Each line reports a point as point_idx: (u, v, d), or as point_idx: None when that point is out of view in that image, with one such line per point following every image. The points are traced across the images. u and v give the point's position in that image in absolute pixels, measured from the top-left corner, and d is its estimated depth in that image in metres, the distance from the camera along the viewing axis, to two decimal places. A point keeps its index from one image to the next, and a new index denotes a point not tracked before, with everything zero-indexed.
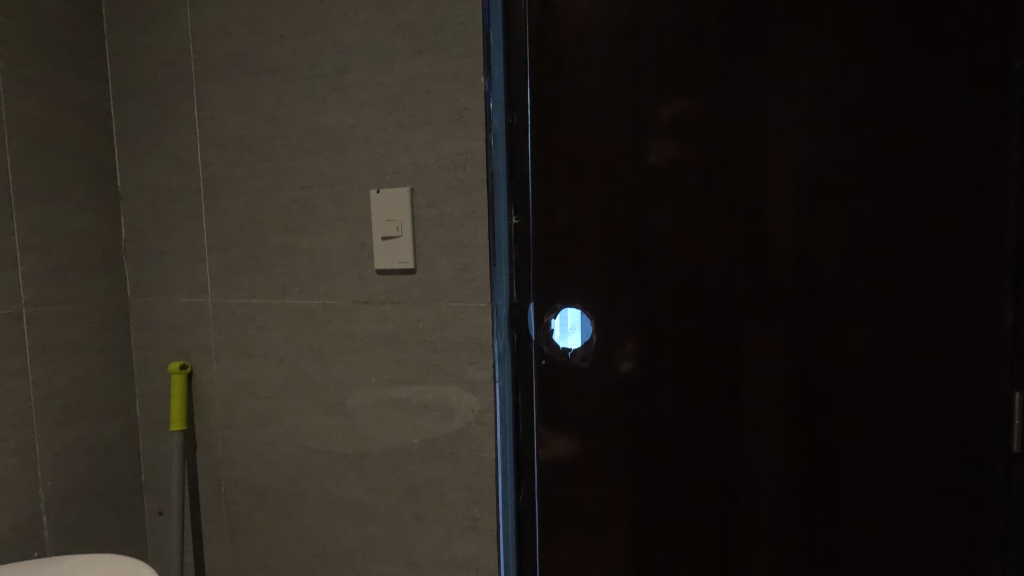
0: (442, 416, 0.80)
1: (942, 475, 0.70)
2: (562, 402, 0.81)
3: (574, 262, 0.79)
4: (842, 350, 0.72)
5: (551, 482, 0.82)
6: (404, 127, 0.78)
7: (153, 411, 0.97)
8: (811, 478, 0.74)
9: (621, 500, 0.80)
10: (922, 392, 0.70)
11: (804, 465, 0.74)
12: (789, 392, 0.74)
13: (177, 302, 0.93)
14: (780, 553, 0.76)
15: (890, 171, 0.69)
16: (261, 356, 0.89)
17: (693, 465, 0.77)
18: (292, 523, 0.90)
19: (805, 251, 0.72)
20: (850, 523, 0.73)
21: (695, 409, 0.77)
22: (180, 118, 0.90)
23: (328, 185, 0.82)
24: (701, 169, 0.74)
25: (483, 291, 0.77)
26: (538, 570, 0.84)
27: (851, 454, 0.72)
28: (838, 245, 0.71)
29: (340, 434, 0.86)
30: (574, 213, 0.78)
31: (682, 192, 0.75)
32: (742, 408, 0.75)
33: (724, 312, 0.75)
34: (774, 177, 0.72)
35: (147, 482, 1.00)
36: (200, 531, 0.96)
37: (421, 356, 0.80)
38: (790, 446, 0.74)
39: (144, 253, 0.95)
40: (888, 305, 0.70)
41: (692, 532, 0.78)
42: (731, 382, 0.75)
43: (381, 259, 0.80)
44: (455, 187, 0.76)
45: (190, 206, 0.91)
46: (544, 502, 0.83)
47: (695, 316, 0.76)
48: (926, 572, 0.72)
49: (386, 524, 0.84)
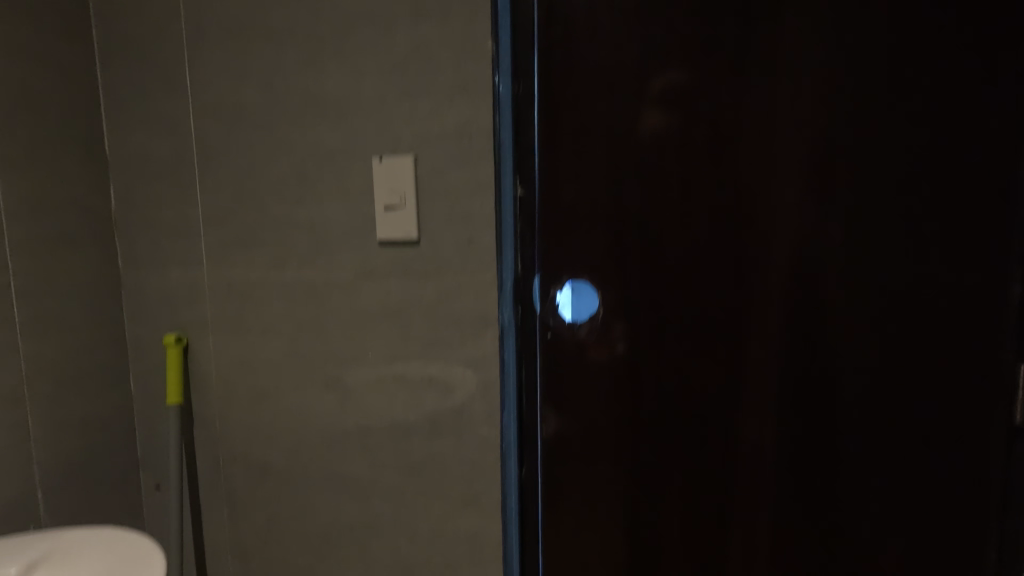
0: (446, 391, 0.79)
1: (945, 448, 0.71)
2: (565, 375, 0.81)
3: (580, 234, 0.78)
4: (851, 326, 0.71)
5: (556, 459, 0.82)
6: (407, 94, 0.75)
7: (148, 386, 0.96)
8: (813, 451, 0.74)
9: (626, 475, 0.80)
10: (930, 366, 0.70)
11: (806, 438, 0.74)
12: (794, 366, 0.74)
13: (171, 275, 0.91)
14: (780, 525, 0.76)
15: (903, 141, 0.68)
16: (258, 331, 0.87)
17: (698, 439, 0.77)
18: (293, 499, 0.89)
19: (814, 226, 0.71)
20: (851, 495, 0.74)
21: (699, 381, 0.76)
22: (171, 84, 0.87)
23: (328, 154, 0.80)
24: (710, 138, 0.72)
25: (488, 264, 0.75)
26: (540, 544, 0.83)
27: (855, 427, 0.72)
28: (849, 217, 0.70)
29: (342, 409, 0.85)
30: (579, 184, 0.77)
31: (690, 165, 0.73)
32: (747, 382, 0.75)
33: (730, 285, 0.74)
34: (785, 147, 0.71)
35: (143, 457, 0.98)
36: (198, 506, 0.96)
37: (425, 330, 0.79)
38: (793, 419, 0.74)
39: (136, 225, 0.93)
40: (898, 278, 0.69)
41: (694, 503, 0.78)
42: (735, 355, 0.75)
43: (382, 231, 0.78)
44: (460, 156, 0.74)
45: (183, 177, 0.88)
46: (546, 476, 0.82)
47: (701, 288, 0.75)
48: (926, 543, 0.73)
49: (388, 499, 0.84)
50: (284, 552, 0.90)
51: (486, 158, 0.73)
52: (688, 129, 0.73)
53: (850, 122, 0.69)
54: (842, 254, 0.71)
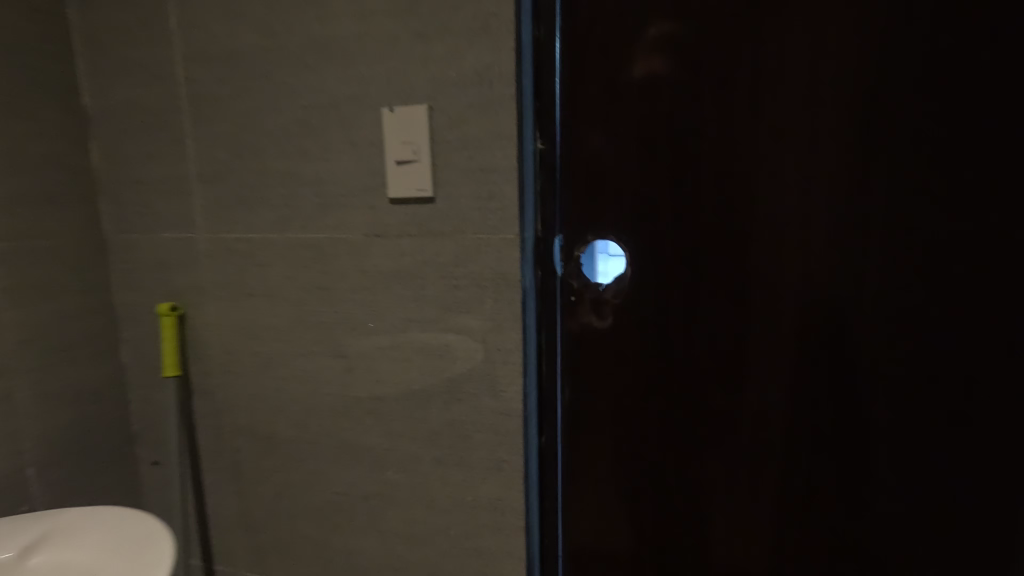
0: (465, 356, 0.76)
1: (978, 409, 0.69)
2: (587, 342, 0.76)
3: (604, 190, 0.72)
4: (888, 284, 0.68)
5: (576, 426, 0.79)
6: (422, 36, 0.69)
7: (143, 357, 0.90)
8: (844, 416, 0.71)
9: (649, 447, 0.77)
10: (965, 324, 0.67)
11: (838, 403, 0.71)
12: (829, 328, 0.70)
13: (162, 238, 0.85)
14: (809, 493, 0.73)
15: (949, 87, 0.63)
16: (261, 296, 0.82)
17: (721, 408, 0.74)
18: (302, 471, 0.85)
19: (847, 183, 0.67)
20: (881, 459, 0.71)
21: (729, 347, 0.72)
22: (156, 27, 0.79)
23: (335, 104, 0.74)
24: (746, 84, 0.67)
25: (511, 221, 0.71)
26: (560, 514, 0.81)
27: (887, 390, 0.70)
28: (889, 169, 0.66)
29: (353, 377, 0.81)
30: (603, 137, 0.71)
31: (718, 117, 0.68)
32: (779, 346, 0.71)
33: (764, 244, 0.70)
34: (827, 93, 0.65)
35: (139, 432, 0.93)
36: (199, 480, 0.91)
37: (442, 292, 0.75)
38: (826, 384, 0.71)
39: (122, 184, 0.86)
40: (935, 234, 0.66)
41: (721, 474, 0.75)
42: (768, 319, 0.71)
43: (395, 186, 0.73)
44: (481, 104, 0.69)
45: (171, 131, 0.81)
46: (567, 446, 0.79)
47: (733, 248, 0.70)
48: (954, 504, 0.71)
49: (405, 468, 0.80)
50: (295, 525, 0.87)
51: (509, 107, 0.68)
52: (715, 79, 0.67)
53: (887, 71, 0.64)
54: (872, 215, 0.67)
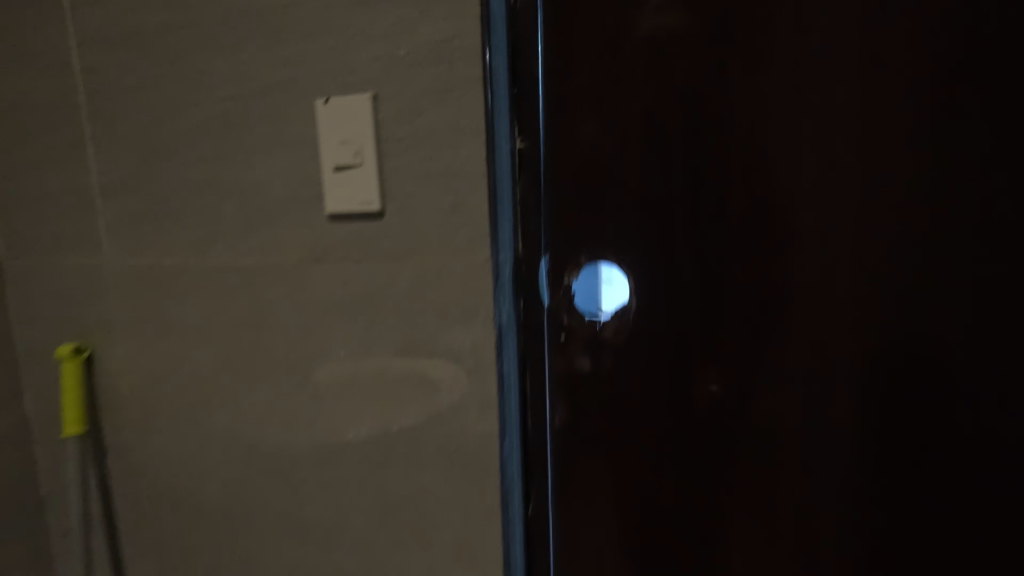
0: (427, 412, 0.60)
1: None
2: (584, 397, 0.58)
3: (603, 198, 0.55)
4: (998, 323, 0.49)
5: (571, 504, 0.59)
6: (363, 5, 0.54)
7: (48, 406, 0.75)
8: (936, 505, 0.52)
9: (665, 538, 0.58)
10: None
11: (927, 485, 0.52)
12: (913, 384, 0.51)
13: (65, 265, 0.70)
14: None
15: None
16: (182, 334, 0.67)
17: (762, 486, 0.55)
18: (236, 548, 0.69)
19: (935, 184, 0.48)
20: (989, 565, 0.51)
21: (774, 407, 0.54)
22: (47, 7, 0.64)
23: (259, 95, 0.58)
24: (791, 52, 0.49)
25: (480, 240, 0.55)
26: None
27: (998, 471, 0.50)
28: (997, 165, 0.47)
29: (293, 434, 0.65)
30: (600, 128, 0.54)
31: (753, 98, 0.50)
32: (842, 407, 0.52)
33: (821, 268, 0.51)
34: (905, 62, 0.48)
35: (49, 495, 0.78)
36: (118, 555, 0.76)
37: (397, 330, 0.59)
38: (909, 460, 0.52)
39: (17, 199, 0.71)
40: None
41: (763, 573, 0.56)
42: (826, 368, 0.52)
43: (334, 198, 0.57)
44: (438, 91, 0.53)
45: (71, 134, 0.66)
46: (558, 533, 0.60)
47: (777, 273, 0.52)
48: None
49: (357, 550, 0.64)
50: None
51: (475, 93, 0.53)
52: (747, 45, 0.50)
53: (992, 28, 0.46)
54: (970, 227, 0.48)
